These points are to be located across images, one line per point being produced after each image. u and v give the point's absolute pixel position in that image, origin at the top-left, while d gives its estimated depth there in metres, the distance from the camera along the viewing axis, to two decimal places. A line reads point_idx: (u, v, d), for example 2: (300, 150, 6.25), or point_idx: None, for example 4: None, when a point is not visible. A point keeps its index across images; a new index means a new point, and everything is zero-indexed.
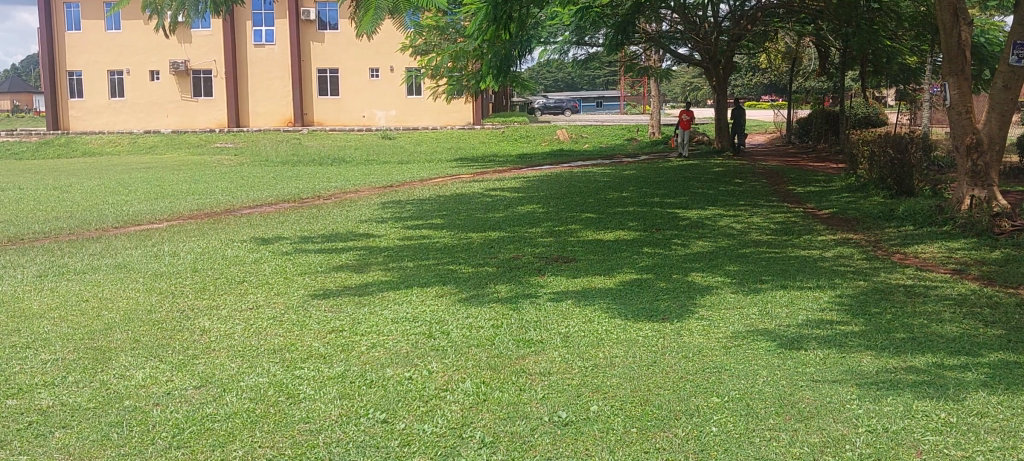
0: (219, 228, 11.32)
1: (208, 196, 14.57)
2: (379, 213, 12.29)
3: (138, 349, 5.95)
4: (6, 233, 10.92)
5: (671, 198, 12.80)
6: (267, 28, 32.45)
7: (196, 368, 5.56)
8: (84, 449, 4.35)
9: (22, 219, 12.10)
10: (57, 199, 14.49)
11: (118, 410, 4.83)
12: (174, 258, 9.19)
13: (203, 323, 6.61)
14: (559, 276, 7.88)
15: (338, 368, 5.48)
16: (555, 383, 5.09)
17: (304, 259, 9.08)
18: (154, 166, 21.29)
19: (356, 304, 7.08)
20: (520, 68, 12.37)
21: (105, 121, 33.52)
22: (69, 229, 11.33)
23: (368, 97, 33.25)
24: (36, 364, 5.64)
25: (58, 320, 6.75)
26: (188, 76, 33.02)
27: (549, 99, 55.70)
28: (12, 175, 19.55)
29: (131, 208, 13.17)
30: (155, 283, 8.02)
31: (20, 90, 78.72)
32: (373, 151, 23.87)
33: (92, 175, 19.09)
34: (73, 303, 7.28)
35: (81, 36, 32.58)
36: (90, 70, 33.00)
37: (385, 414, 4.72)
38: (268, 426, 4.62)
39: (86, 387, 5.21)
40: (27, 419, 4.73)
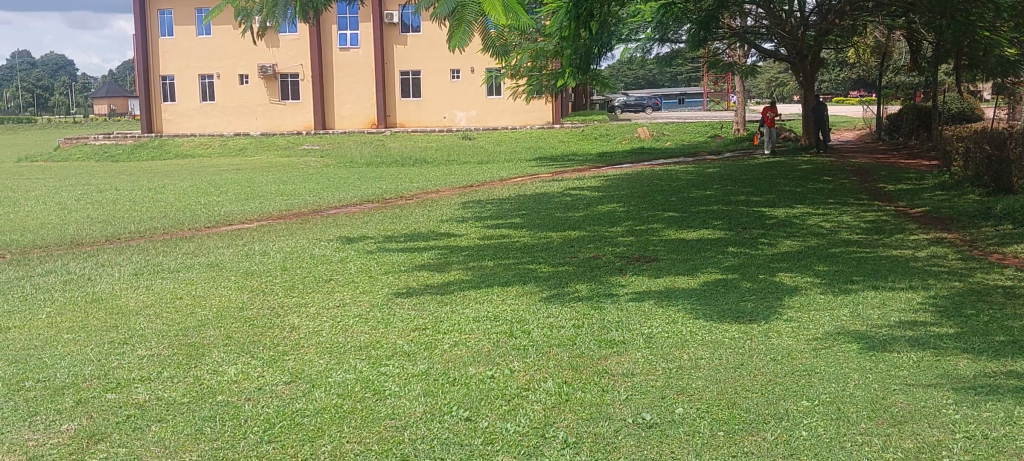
0: (306, 227, 11.55)
1: (295, 197, 14.87)
2: (460, 213, 12.38)
3: (230, 346, 6.11)
4: (105, 233, 11.33)
5: (756, 197, 12.56)
6: (352, 31, 33.06)
7: (285, 364, 5.68)
8: (179, 443, 4.48)
9: (120, 220, 12.54)
10: (152, 200, 14.97)
11: (211, 405, 4.97)
12: (263, 257, 9.42)
13: (292, 320, 6.75)
14: (642, 275, 7.80)
15: (422, 366, 5.54)
16: (638, 384, 5.04)
17: (387, 258, 9.19)
18: (244, 168, 21.84)
19: (439, 303, 7.14)
20: (602, 66, 12.32)
21: (196, 124, 34.50)
22: (163, 229, 11.71)
23: (449, 98, 33.58)
24: (133, 360, 5.84)
25: (154, 317, 6.98)
26: (275, 79, 33.79)
27: (631, 97, 55.26)
28: (111, 177, 20.31)
29: (223, 209, 13.51)
30: (244, 282, 8.22)
31: (117, 95, 81.73)
32: (454, 152, 24.04)
33: (186, 177, 19.69)
34: (167, 300, 7.53)
35: (174, 42, 33.60)
36: (182, 74, 34.02)
37: (468, 411, 4.74)
38: (355, 422, 4.68)
39: (181, 382, 5.37)
40: (125, 413, 4.90)
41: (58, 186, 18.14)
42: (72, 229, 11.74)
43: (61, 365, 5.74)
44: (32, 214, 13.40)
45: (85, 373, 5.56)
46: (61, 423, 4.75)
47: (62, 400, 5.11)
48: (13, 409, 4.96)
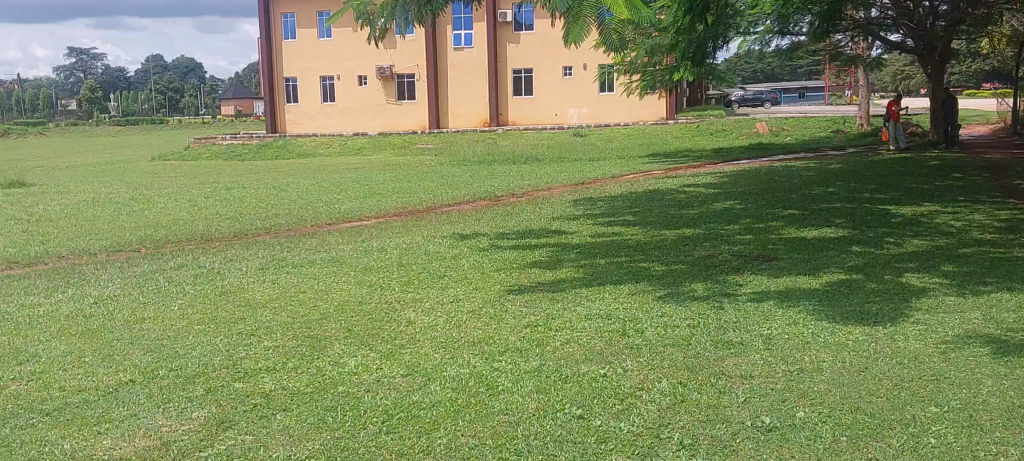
0: (421, 225, 11.75)
1: (411, 195, 15.15)
2: (572, 210, 12.38)
3: (350, 338, 6.28)
4: (232, 229, 11.79)
5: (880, 194, 12.10)
6: (466, 31, 33.50)
7: (402, 358, 5.80)
8: (303, 431, 4.63)
9: (248, 216, 13.05)
10: (276, 197, 15.53)
11: (332, 396, 5.12)
12: (381, 254, 9.64)
13: (409, 315, 6.89)
14: (761, 275, 7.61)
15: (535, 362, 5.56)
16: (757, 387, 4.93)
17: (499, 255, 9.27)
18: (361, 167, 22.37)
19: (551, 300, 7.16)
20: (718, 60, 12.11)
21: (318, 125, 35.31)
22: (287, 225, 12.12)
23: (561, 95, 33.62)
24: (259, 350, 6.07)
25: (279, 310, 7.24)
26: (392, 80, 34.48)
27: (748, 91, 54.03)
28: (239, 175, 21.16)
29: (343, 206, 13.89)
30: (364, 277, 8.43)
31: (243, 97, 85.10)
32: (567, 149, 24.02)
33: (308, 175, 20.34)
34: (291, 294, 7.79)
35: (297, 44, 34.54)
36: (304, 76, 34.89)
37: (581, 410, 4.73)
38: (469, 416, 4.74)
39: (304, 373, 5.55)
40: (252, 401, 5.10)
41: (188, 184, 19.00)
42: (202, 225, 12.28)
43: (193, 355, 6.01)
44: (166, 211, 14.07)
45: (215, 363, 5.81)
46: (192, 411, 4.98)
47: (193, 387, 5.35)
48: (149, 396, 5.23)
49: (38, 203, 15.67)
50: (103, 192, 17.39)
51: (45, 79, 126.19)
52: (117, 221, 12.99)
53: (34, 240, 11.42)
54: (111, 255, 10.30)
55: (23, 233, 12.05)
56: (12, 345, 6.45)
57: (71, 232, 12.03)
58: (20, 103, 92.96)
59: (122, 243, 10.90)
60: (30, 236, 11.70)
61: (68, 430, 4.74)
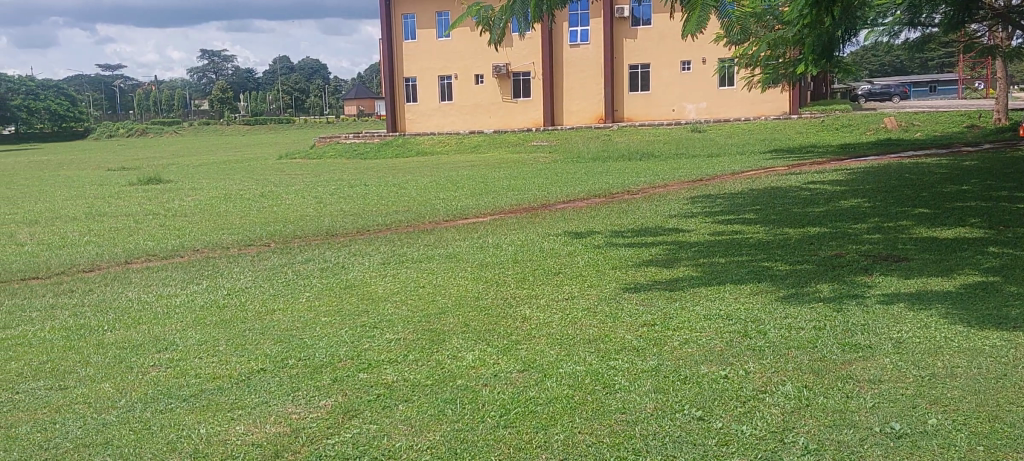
0: (536, 221, 11.80)
1: (526, 192, 15.23)
2: (689, 207, 12.21)
3: (467, 333, 6.37)
4: (354, 225, 12.12)
5: (1020, 193, 11.46)
6: (582, 28, 33.54)
7: (518, 353, 5.85)
8: (424, 422, 4.73)
9: (368, 213, 13.39)
10: (395, 194, 15.87)
11: (451, 389, 5.21)
12: (497, 250, 9.73)
13: (525, 311, 6.94)
14: (890, 276, 7.33)
15: (652, 362, 5.51)
16: (886, 392, 4.75)
17: (615, 252, 9.23)
18: (477, 165, 22.64)
19: (668, 299, 7.08)
20: (845, 53, 11.73)
21: (435, 123, 35.85)
22: (406, 221, 12.38)
23: (678, 90, 33.17)
24: (382, 343, 6.23)
25: (399, 303, 7.42)
26: (509, 78, 34.69)
27: (875, 85, 52.02)
28: (359, 173, 21.74)
29: (459, 203, 14.09)
30: (480, 272, 8.54)
31: (364, 97, 87.35)
32: (684, 145, 23.69)
33: (426, 173, 20.72)
34: (411, 288, 7.96)
35: (416, 44, 35.16)
36: (423, 75, 35.49)
37: (701, 411, 4.67)
38: (586, 414, 4.74)
39: (424, 365, 5.67)
40: (375, 391, 5.24)
41: (313, 181, 19.64)
42: (325, 221, 12.68)
43: (320, 345, 6.22)
44: (292, 207, 14.58)
45: (341, 354, 5.99)
46: (319, 399, 5.15)
47: (319, 377, 5.53)
48: (279, 384, 5.44)
49: (175, 198, 16.50)
50: (234, 189, 18.17)
51: (180, 81, 132.61)
52: (247, 216, 13.54)
53: (172, 233, 12.03)
54: (242, 248, 10.76)
55: (161, 227, 12.71)
56: (153, 333, 6.82)
57: (204, 226, 12.61)
58: (158, 104, 98.01)
59: (252, 237, 11.36)
60: (168, 230, 12.33)
61: (204, 416, 4.97)
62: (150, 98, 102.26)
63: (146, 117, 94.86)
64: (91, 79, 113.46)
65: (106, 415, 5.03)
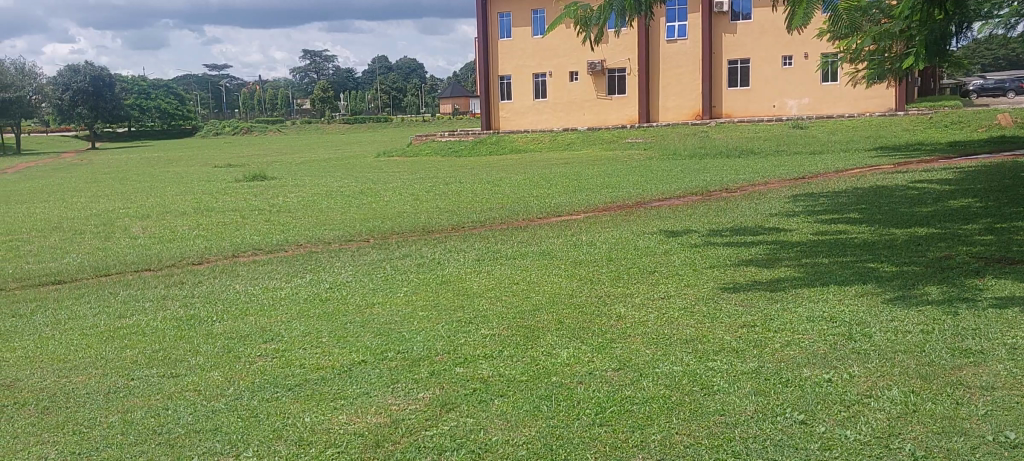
0: (631, 219, 11.74)
1: (621, 189, 15.15)
2: (789, 206, 11.95)
3: (562, 330, 6.39)
4: (450, 222, 12.26)
5: None
6: (680, 23, 33.19)
7: (613, 351, 5.83)
8: (520, 418, 4.76)
9: (464, 210, 13.53)
10: (491, 191, 16.00)
11: (547, 385, 5.22)
12: (591, 248, 9.71)
13: (620, 309, 6.91)
14: (1005, 279, 7.03)
15: (752, 364, 5.41)
16: (1000, 399, 4.56)
17: (713, 251, 9.11)
18: (571, 162, 22.60)
19: (768, 300, 6.94)
20: (956, 47, 11.30)
21: (529, 121, 35.91)
22: (500, 218, 12.47)
23: (779, 86, 32.49)
24: (477, 338, 6.29)
25: (494, 300, 7.47)
26: (604, 75, 34.51)
27: (988, 79, 49.85)
28: (455, 170, 21.98)
29: (554, 201, 14.11)
30: (574, 270, 8.53)
31: (460, 95, 88.33)
32: (784, 142, 23.18)
33: (520, 170, 20.81)
34: (505, 285, 8.01)
35: (511, 42, 35.30)
36: (518, 73, 35.59)
37: (803, 415, 4.57)
38: (684, 414, 4.69)
39: (519, 362, 5.70)
40: (471, 386, 5.30)
41: (410, 178, 19.97)
42: (422, 217, 12.87)
43: (418, 339, 6.32)
44: (391, 204, 14.84)
45: (438, 348, 6.08)
46: (417, 392, 5.24)
47: (418, 370, 5.63)
48: (379, 376, 5.56)
49: (279, 195, 17.00)
50: (335, 185, 18.61)
51: (283, 80, 136.46)
52: (347, 212, 13.86)
53: (276, 228, 12.40)
54: (341, 243, 11.02)
55: (266, 222, 13.12)
56: (258, 324, 7.05)
57: (306, 222, 12.95)
58: (261, 103, 101.11)
59: (352, 233, 11.62)
60: (272, 226, 12.71)
61: (309, 405, 5.12)
62: (254, 97, 105.57)
63: (251, 115, 97.95)
64: (199, 79, 117.67)
65: (215, 403, 5.23)
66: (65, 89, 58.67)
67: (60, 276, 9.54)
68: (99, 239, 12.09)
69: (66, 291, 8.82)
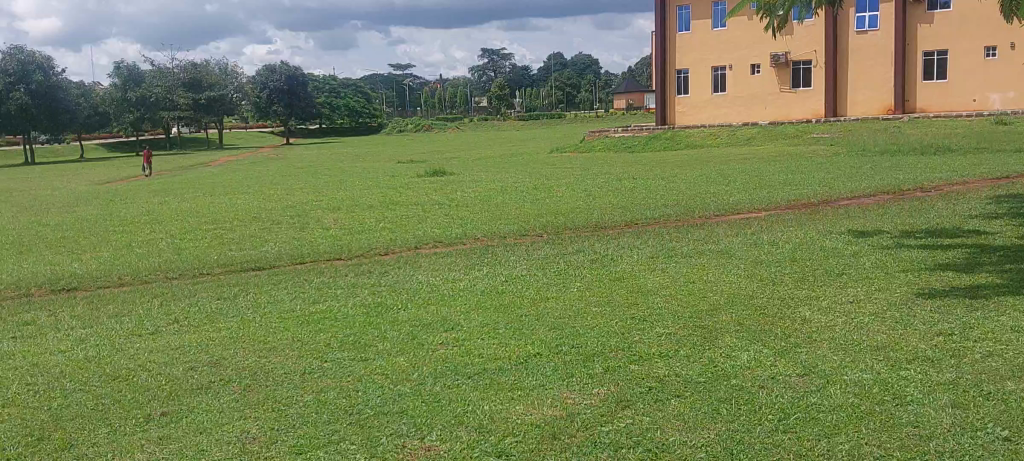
0: (816, 219, 11.29)
1: (803, 187, 14.59)
2: (992, 207, 11.14)
3: (742, 332, 6.23)
4: (625, 218, 12.21)
5: None
6: (871, 13, 31.60)
7: (797, 356, 5.64)
8: (698, 419, 4.70)
9: (639, 206, 13.45)
10: (666, 188, 15.83)
11: (727, 388, 5.12)
12: (773, 247, 9.42)
13: (804, 313, 6.66)
14: None
15: (949, 374, 5.10)
16: None
17: (906, 254, 8.62)
18: (751, 158, 21.96)
19: (967, 308, 6.50)
20: None
21: (707, 115, 35.08)
22: (676, 215, 12.30)
23: (981, 79, 30.44)
24: (653, 336, 6.24)
25: (669, 298, 7.39)
26: (787, 68, 33.28)
27: None
28: (630, 166, 21.88)
29: (732, 198, 13.78)
30: (756, 270, 8.31)
31: (635, 90, 87.99)
32: (985, 138, 21.67)
33: (697, 166, 20.44)
34: (682, 283, 7.90)
35: (690, 36, 34.67)
36: (696, 67, 34.90)
37: (1007, 431, 4.27)
38: (873, 425, 4.49)
39: (697, 363, 5.61)
40: (648, 384, 5.26)
41: (583, 174, 20.03)
42: (597, 213, 12.88)
43: (593, 335, 6.34)
44: (565, 199, 14.96)
45: (613, 344, 6.08)
46: (593, 387, 5.26)
47: (593, 366, 5.65)
48: (555, 369, 5.61)
49: (458, 190, 17.48)
50: (510, 181, 18.93)
51: (461, 78, 140.03)
52: (523, 207, 14.07)
53: (454, 222, 12.76)
54: (517, 237, 11.20)
55: (446, 215, 13.54)
56: (439, 314, 7.29)
57: (484, 216, 13.25)
58: (440, 101, 104.32)
59: (526, 227, 11.80)
60: (451, 219, 13.09)
61: (487, 393, 5.25)
62: (434, 95, 109.02)
63: (430, 113, 101.15)
64: (383, 78, 122.60)
65: (401, 387, 5.45)
66: (263, 88, 62.63)
67: (260, 262, 10.21)
68: (295, 229, 12.83)
69: (266, 277, 9.42)
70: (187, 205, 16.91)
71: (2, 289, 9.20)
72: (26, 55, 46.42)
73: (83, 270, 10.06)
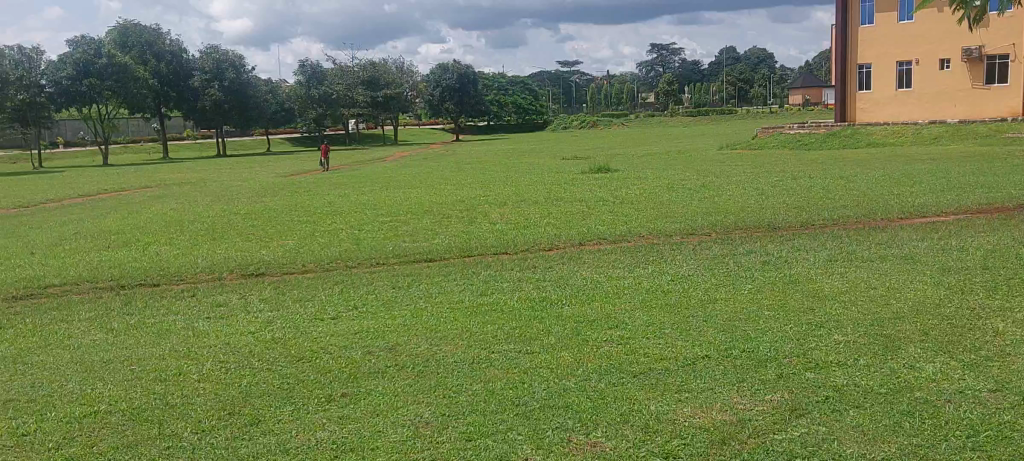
0: (1014, 224, 10.49)
1: (997, 191, 13.59)
2: None
3: (927, 342, 5.88)
4: (799, 219, 11.76)
5: None
6: None
7: (990, 370, 5.27)
8: (878, 432, 4.47)
9: (815, 207, 12.93)
10: (845, 188, 15.15)
11: (910, 401, 4.84)
12: (962, 254, 8.84)
13: (997, 325, 6.21)
14: None
15: None
16: None
17: None
18: (937, 159, 20.71)
19: None
20: None
21: (891, 113, 33.32)
22: (856, 218, 11.74)
23: None
24: (829, 343, 5.99)
25: (848, 304, 7.07)
26: (982, 63, 31.13)
27: None
28: (804, 165, 21.10)
29: (918, 200, 13.02)
30: (942, 278, 7.82)
31: (813, 85, 84.77)
32: None
33: (878, 166, 19.43)
34: (861, 289, 7.53)
35: (873, 29, 32.99)
36: (880, 62, 33.19)
37: None
38: None
39: (877, 372, 5.34)
40: (824, 393, 5.05)
41: (755, 172, 19.45)
42: (769, 213, 12.48)
43: (765, 340, 6.15)
44: (736, 198, 14.58)
45: (786, 350, 5.87)
46: (765, 393, 5.10)
47: (765, 371, 5.47)
48: (725, 373, 5.48)
49: (623, 187, 17.36)
50: (678, 179, 18.63)
51: (628, 75, 139.32)
52: (690, 205, 13.83)
53: (621, 219, 12.68)
54: (685, 237, 11.01)
55: (612, 212, 13.48)
56: (605, 311, 7.26)
57: (653, 214, 13.11)
58: (608, 98, 104.10)
59: (696, 227, 11.57)
60: (619, 216, 13.01)
61: (654, 393, 5.18)
62: (601, 92, 108.90)
63: (598, 109, 100.97)
64: (550, 74, 123.32)
65: (566, 382, 5.47)
66: (436, 86, 64.46)
67: (431, 254, 10.51)
68: (464, 223, 13.13)
69: (437, 268, 9.68)
70: (364, 198, 17.62)
71: (198, 272, 9.88)
72: (220, 54, 49.78)
73: (271, 257, 10.65)
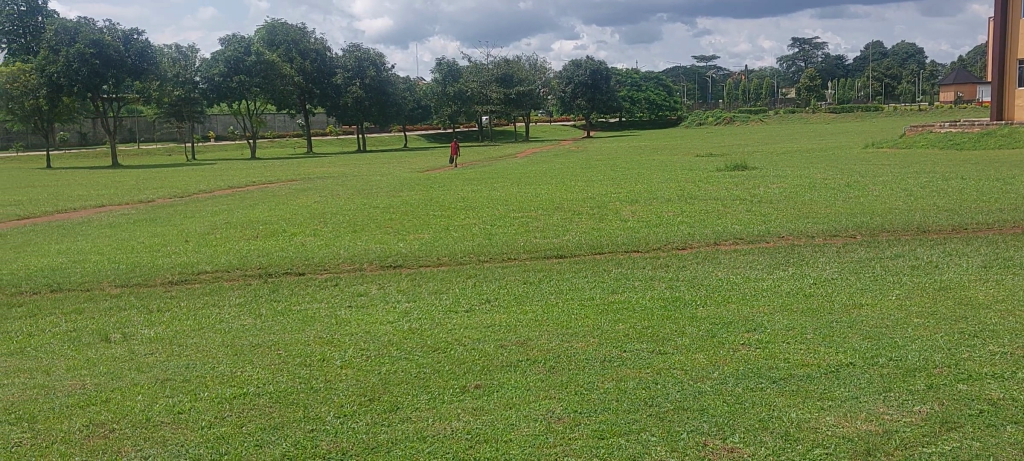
0: None
1: None
2: None
3: None
4: (950, 223, 11.16)
5: None
6: None
7: None
8: None
9: (968, 210, 12.26)
10: (1001, 190, 14.29)
11: None
12: None
13: None
14: None
15: None
16: None
17: None
18: None
19: None
20: None
21: None
22: (1014, 222, 11.05)
23: None
24: (985, 354, 5.67)
25: (1005, 313, 6.66)
26: None
27: None
28: (957, 165, 20.03)
29: None
30: None
31: (965, 82, 80.41)
32: None
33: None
34: (1020, 299, 7.08)
35: None
36: None
37: None
38: None
39: None
40: (979, 406, 4.78)
41: (903, 172, 18.61)
42: (919, 216, 11.90)
43: (913, 348, 5.87)
44: (882, 199, 13.98)
45: (937, 360, 5.59)
46: (913, 404, 4.87)
47: (914, 381, 5.23)
48: (870, 381, 5.27)
49: (761, 185, 16.93)
50: (818, 178, 18.01)
51: (766, 71, 135.74)
52: (833, 206, 13.34)
53: (759, 219, 12.37)
54: (826, 238, 10.65)
55: (749, 212, 13.18)
56: (741, 313, 7.10)
57: (792, 213, 12.75)
58: (744, 94, 101.77)
59: (838, 228, 11.16)
60: (756, 216, 12.71)
61: (794, 400, 5.03)
62: (738, 88, 106.43)
63: (734, 105, 98.70)
64: (685, 69, 121.10)
65: (702, 384, 5.38)
66: (569, 82, 64.58)
67: (563, 250, 10.53)
68: (596, 220, 13.10)
69: (569, 265, 9.70)
70: (498, 193, 17.85)
71: (340, 263, 10.24)
72: (362, 53, 51.39)
73: (408, 249, 10.92)
